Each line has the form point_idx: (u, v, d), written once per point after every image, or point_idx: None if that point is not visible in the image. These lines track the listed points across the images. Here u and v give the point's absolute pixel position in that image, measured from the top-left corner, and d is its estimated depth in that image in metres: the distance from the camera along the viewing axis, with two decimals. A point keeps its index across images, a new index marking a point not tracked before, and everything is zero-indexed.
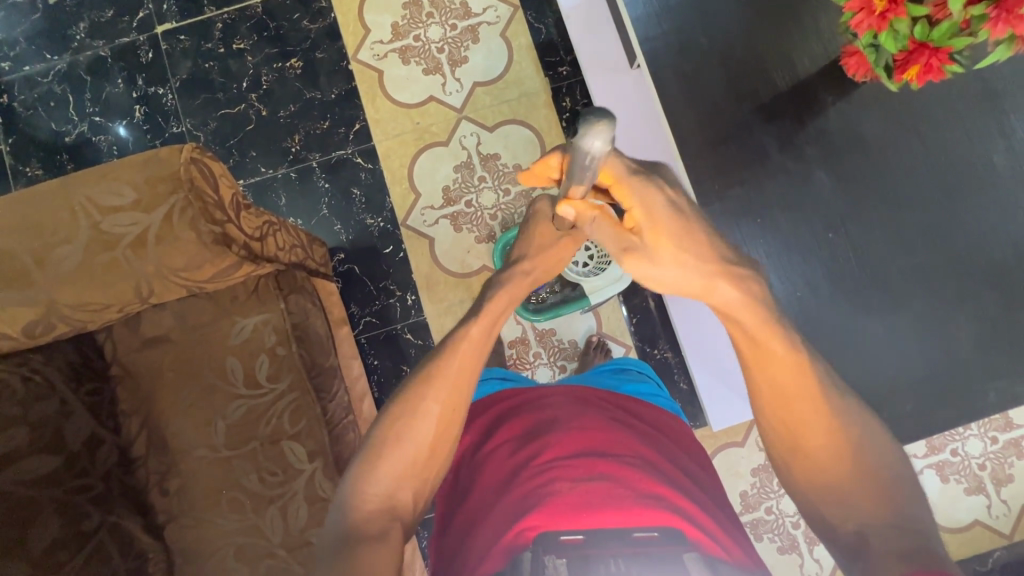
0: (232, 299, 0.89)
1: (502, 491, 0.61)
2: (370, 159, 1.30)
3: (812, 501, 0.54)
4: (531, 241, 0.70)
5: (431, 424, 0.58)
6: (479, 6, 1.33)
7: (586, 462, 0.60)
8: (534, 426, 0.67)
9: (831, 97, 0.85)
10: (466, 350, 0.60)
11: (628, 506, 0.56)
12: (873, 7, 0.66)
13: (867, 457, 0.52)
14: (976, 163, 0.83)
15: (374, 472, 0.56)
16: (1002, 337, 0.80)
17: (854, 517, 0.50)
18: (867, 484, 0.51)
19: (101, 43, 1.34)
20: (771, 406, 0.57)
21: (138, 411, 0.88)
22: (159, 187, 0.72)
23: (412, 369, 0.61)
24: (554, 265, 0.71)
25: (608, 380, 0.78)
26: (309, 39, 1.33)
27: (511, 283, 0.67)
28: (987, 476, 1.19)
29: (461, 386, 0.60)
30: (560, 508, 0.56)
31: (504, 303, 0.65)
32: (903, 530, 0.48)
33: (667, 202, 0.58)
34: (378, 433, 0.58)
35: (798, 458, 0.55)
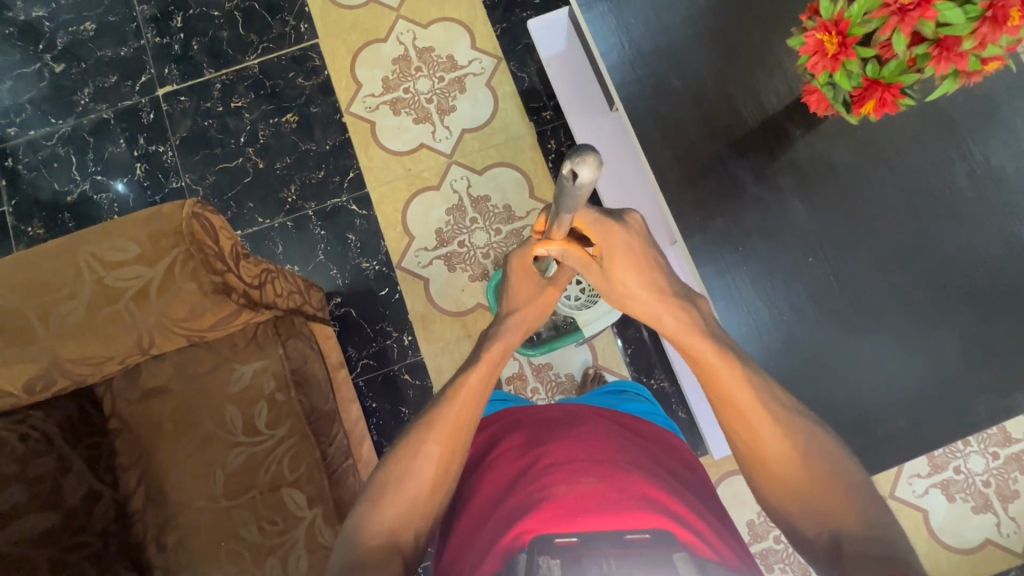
0: (231, 346, 0.91)
1: (501, 500, 0.61)
2: (365, 206, 1.34)
3: (783, 512, 0.57)
4: (515, 294, 0.73)
5: (432, 464, 0.60)
6: (464, 59, 1.41)
7: (581, 465, 0.60)
8: (534, 437, 0.66)
9: (799, 131, 0.90)
10: (466, 395, 0.64)
11: (625, 508, 0.55)
12: (825, 50, 0.71)
13: (818, 459, 0.56)
14: (941, 186, 0.88)
15: (379, 509, 0.57)
16: (986, 352, 0.83)
17: (827, 527, 0.52)
18: (825, 484, 0.54)
19: (104, 107, 1.40)
20: (728, 421, 0.61)
21: (136, 464, 0.88)
22: (161, 241, 0.74)
23: (415, 416, 0.64)
24: (541, 317, 0.75)
25: (606, 401, 0.80)
26: (304, 95, 1.40)
27: (505, 335, 0.70)
28: (993, 492, 1.18)
29: (461, 428, 0.62)
30: (555, 510, 0.56)
31: (500, 353, 0.69)
32: (867, 533, 0.50)
33: (625, 237, 0.66)
34: (383, 475, 0.60)
35: (764, 470, 0.58)
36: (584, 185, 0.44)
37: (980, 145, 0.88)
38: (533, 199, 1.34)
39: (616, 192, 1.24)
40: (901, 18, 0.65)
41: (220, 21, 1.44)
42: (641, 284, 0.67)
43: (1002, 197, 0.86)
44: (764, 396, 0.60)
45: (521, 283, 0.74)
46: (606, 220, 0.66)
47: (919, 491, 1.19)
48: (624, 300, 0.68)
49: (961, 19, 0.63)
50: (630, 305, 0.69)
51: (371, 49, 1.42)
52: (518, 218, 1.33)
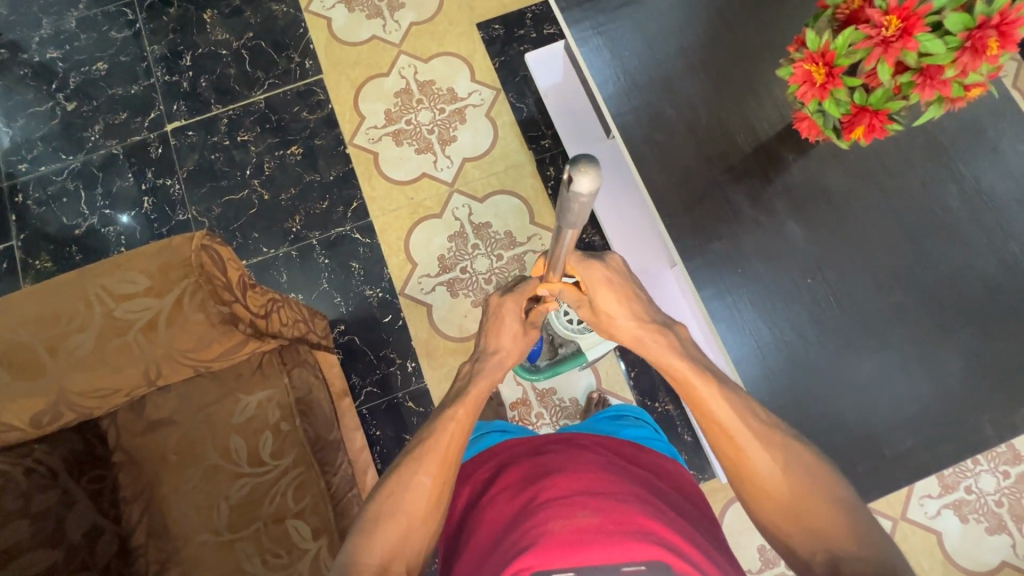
0: (237, 376, 0.91)
1: (500, 539, 0.60)
2: (369, 234, 1.36)
3: (782, 537, 0.58)
4: (496, 334, 0.76)
5: (422, 497, 0.61)
6: (464, 91, 1.45)
7: (579, 499, 0.59)
8: (534, 472, 0.66)
9: (792, 155, 0.93)
10: (454, 428, 0.66)
11: (620, 540, 0.54)
12: (813, 80, 0.73)
13: (808, 475, 0.58)
14: (933, 206, 0.90)
15: (369, 541, 0.59)
16: (989, 368, 0.83)
17: (823, 547, 0.54)
18: (818, 506, 0.56)
19: (114, 142, 1.43)
20: (717, 444, 0.63)
21: (139, 497, 0.87)
22: (171, 273, 0.76)
23: (405, 448, 0.66)
24: (519, 353, 0.78)
25: (605, 427, 0.80)
26: (308, 128, 1.44)
27: (485, 371, 0.73)
28: (1006, 512, 1.16)
29: (449, 463, 0.64)
30: (553, 543, 0.54)
31: (485, 384, 0.72)
32: (865, 553, 0.52)
33: (604, 274, 0.71)
34: (375, 504, 0.62)
35: (758, 494, 0.59)
36: (585, 206, 0.48)
37: (969, 166, 0.90)
38: (533, 225, 1.36)
39: (614, 219, 1.27)
40: (885, 49, 0.67)
41: (227, 59, 1.49)
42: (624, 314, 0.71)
43: (995, 215, 0.88)
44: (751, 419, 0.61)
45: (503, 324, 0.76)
46: (589, 260, 0.71)
47: (932, 513, 1.17)
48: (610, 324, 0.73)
49: (942, 49, 0.66)
50: (616, 332, 0.73)
51: (374, 83, 1.46)
52: (519, 243, 1.35)
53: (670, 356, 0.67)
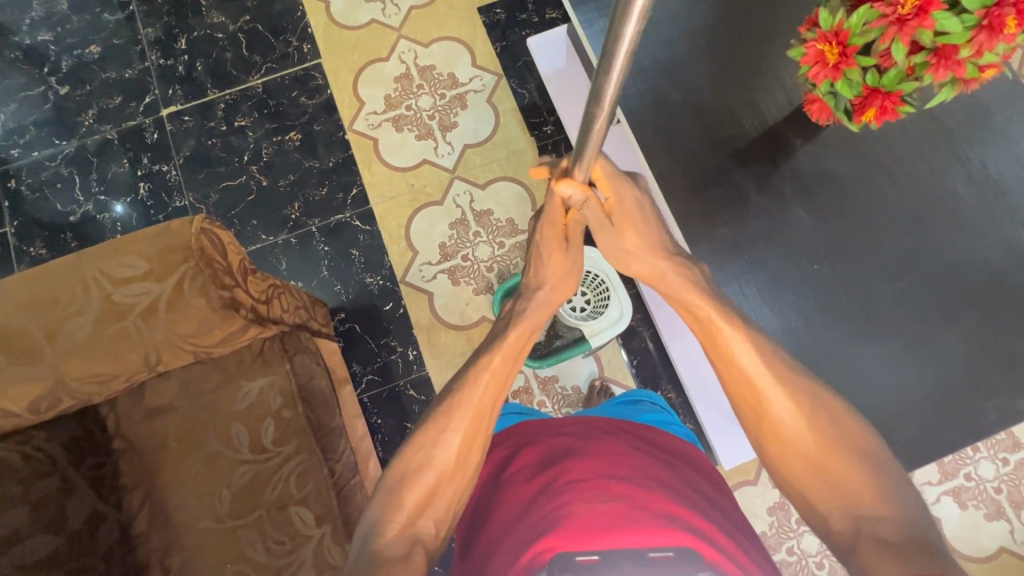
0: (238, 362, 0.90)
1: (519, 518, 0.60)
2: (368, 221, 1.35)
3: (802, 494, 0.56)
4: (546, 270, 0.76)
5: (451, 454, 0.60)
6: (465, 76, 1.43)
7: (603, 482, 0.59)
8: (554, 453, 0.66)
9: (800, 141, 0.92)
10: (487, 383, 0.64)
11: (646, 525, 0.54)
12: (825, 60, 0.72)
13: (836, 431, 0.55)
14: (940, 192, 0.89)
15: (397, 501, 0.58)
16: (993, 354, 0.83)
17: (845, 507, 0.52)
18: (844, 463, 0.54)
19: (108, 127, 1.41)
20: (737, 398, 0.61)
21: (140, 484, 0.86)
22: (170, 257, 0.74)
23: (433, 403, 0.64)
24: (569, 287, 0.77)
25: (623, 412, 0.81)
26: (307, 113, 1.42)
27: (529, 312, 0.73)
28: (1005, 499, 1.17)
29: (481, 418, 0.63)
30: (575, 528, 0.54)
31: (524, 334, 0.70)
32: (893, 517, 0.50)
33: (637, 196, 0.71)
34: (402, 462, 0.60)
35: (780, 447, 0.57)
36: None
37: (978, 152, 0.90)
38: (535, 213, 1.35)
39: None
40: (900, 27, 0.65)
41: (224, 43, 1.46)
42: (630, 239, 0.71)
43: (1002, 201, 0.88)
44: (776, 366, 0.59)
45: (549, 256, 0.75)
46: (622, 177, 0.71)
47: (932, 500, 1.18)
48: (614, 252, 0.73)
49: (958, 27, 0.63)
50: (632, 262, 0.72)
51: (373, 68, 1.44)
52: (520, 231, 1.34)
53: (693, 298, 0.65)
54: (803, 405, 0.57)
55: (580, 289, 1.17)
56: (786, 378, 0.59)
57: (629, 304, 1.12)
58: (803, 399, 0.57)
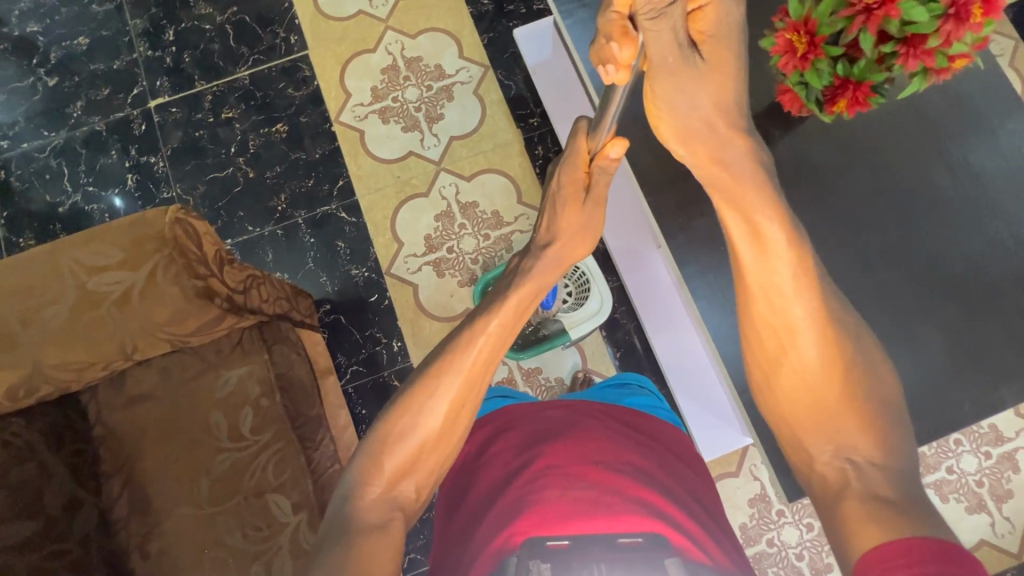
0: (217, 352, 0.91)
1: (497, 497, 0.64)
2: (354, 213, 1.35)
3: (796, 432, 0.57)
4: (559, 222, 0.77)
5: (438, 418, 0.62)
6: (452, 68, 1.43)
7: (578, 469, 0.62)
8: (534, 435, 0.69)
9: (779, 132, 0.91)
10: (481, 349, 0.65)
11: (617, 512, 0.58)
12: (794, 50, 0.71)
13: (855, 373, 0.55)
14: (919, 183, 0.89)
15: (379, 463, 0.60)
16: (967, 346, 0.84)
17: (840, 450, 0.53)
18: (851, 409, 0.54)
19: (97, 119, 1.41)
20: (759, 330, 0.60)
21: (120, 471, 0.87)
22: (144, 246, 0.75)
23: (424, 364, 0.65)
24: (581, 245, 0.79)
25: (608, 395, 0.79)
26: (294, 105, 1.42)
27: (536, 273, 0.74)
28: (986, 492, 1.17)
29: (474, 382, 0.64)
30: (549, 515, 0.59)
31: (529, 296, 0.72)
32: (885, 468, 0.51)
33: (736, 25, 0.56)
34: (388, 424, 0.62)
35: (796, 382, 0.57)
36: None
37: (958, 144, 0.89)
38: (521, 205, 1.35)
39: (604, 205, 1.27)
40: (867, 16, 0.65)
41: (211, 34, 1.46)
42: (707, 93, 0.58)
43: (980, 193, 0.88)
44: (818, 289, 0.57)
45: (565, 206, 0.76)
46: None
47: None
48: (682, 115, 0.60)
49: (926, 17, 0.63)
50: (693, 126, 0.61)
51: (360, 59, 1.44)
52: (506, 223, 1.34)
53: (750, 197, 0.59)
54: (832, 343, 0.56)
55: (562, 281, 1.17)
56: (824, 301, 0.57)
57: (609, 295, 1.13)
58: (833, 337, 0.56)
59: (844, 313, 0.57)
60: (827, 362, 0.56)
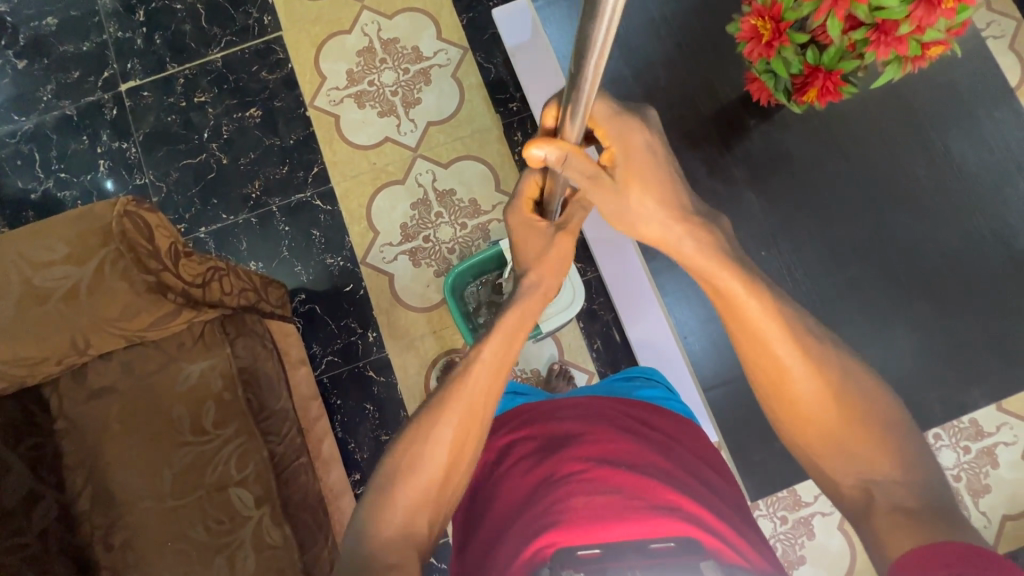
0: (179, 345, 0.90)
1: (519, 510, 0.60)
2: (329, 201, 1.33)
3: (815, 460, 0.52)
4: (525, 252, 0.69)
5: (445, 452, 0.58)
6: (429, 50, 1.38)
7: (601, 472, 0.59)
8: (552, 442, 0.66)
9: (754, 120, 0.88)
10: (481, 375, 0.60)
11: (645, 516, 0.54)
12: (759, 36, 0.70)
13: (857, 402, 0.50)
14: (899, 175, 0.85)
15: (391, 501, 0.56)
16: (940, 344, 0.82)
17: (858, 474, 0.49)
18: (861, 432, 0.50)
19: (67, 103, 1.38)
20: (755, 376, 0.54)
21: (82, 464, 0.87)
22: (90, 240, 0.73)
23: (428, 395, 0.61)
24: (559, 270, 0.69)
25: (620, 388, 0.79)
26: (267, 89, 1.38)
27: (525, 298, 0.65)
28: (963, 487, 1.16)
29: (478, 414, 0.60)
30: (577, 522, 0.55)
31: (518, 321, 0.64)
32: (915, 488, 0.47)
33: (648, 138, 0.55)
34: (395, 459, 0.58)
35: (795, 426, 0.52)
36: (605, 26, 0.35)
37: (940, 132, 0.86)
38: (498, 193, 1.32)
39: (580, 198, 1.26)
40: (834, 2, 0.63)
41: (183, 14, 1.42)
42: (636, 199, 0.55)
43: (961, 186, 0.84)
44: (801, 338, 0.52)
45: (527, 241, 0.69)
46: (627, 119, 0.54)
47: None
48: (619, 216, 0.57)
49: (895, 2, 0.61)
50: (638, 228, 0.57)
51: (336, 41, 1.40)
52: (483, 211, 1.31)
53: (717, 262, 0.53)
54: (829, 383, 0.51)
55: None
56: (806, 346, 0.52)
57: (582, 287, 1.11)
58: (830, 374, 0.51)
59: (831, 354, 0.52)
60: (821, 395, 0.51)
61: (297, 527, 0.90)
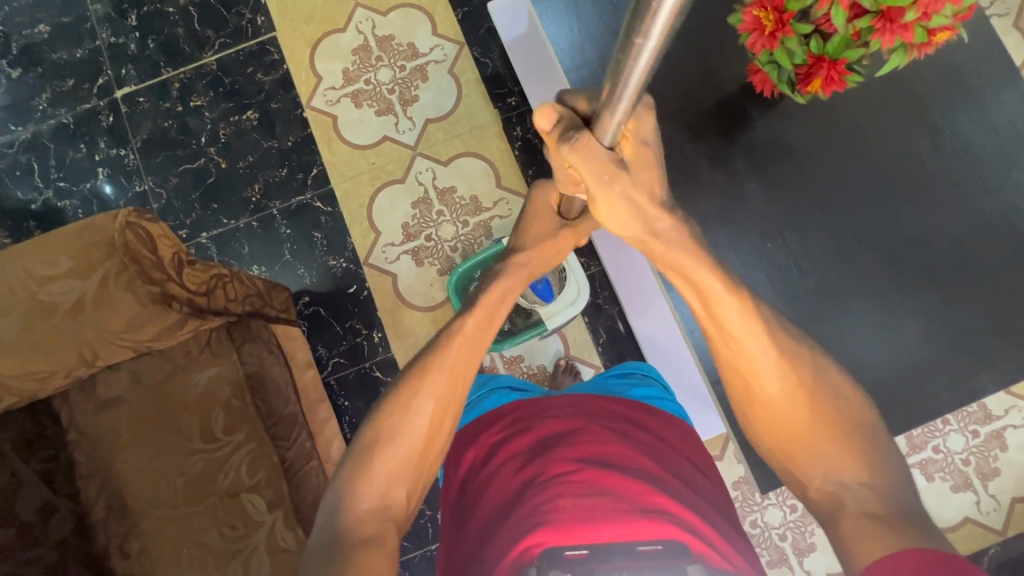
0: (185, 353, 0.90)
1: (507, 509, 0.60)
2: (330, 202, 1.32)
3: (787, 460, 0.57)
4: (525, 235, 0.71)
5: (423, 420, 0.60)
6: (425, 46, 1.37)
7: (591, 474, 0.59)
8: (543, 441, 0.66)
9: (757, 111, 0.87)
10: (460, 344, 0.63)
11: (634, 519, 0.55)
12: (763, 28, 0.69)
13: (828, 407, 0.56)
14: (905, 162, 0.84)
15: (368, 470, 0.58)
16: (949, 332, 0.81)
17: (830, 477, 0.54)
18: (831, 433, 0.55)
19: (63, 111, 1.38)
20: (728, 377, 0.60)
21: (95, 474, 0.88)
22: (94, 253, 0.73)
23: (409, 362, 0.64)
24: (553, 254, 0.72)
25: (613, 387, 0.78)
26: (263, 91, 1.37)
27: (506, 275, 0.69)
28: (972, 471, 1.17)
29: (455, 383, 0.63)
30: (565, 523, 0.55)
31: (501, 295, 0.67)
32: (880, 492, 0.52)
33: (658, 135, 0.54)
34: (372, 428, 0.60)
35: (772, 427, 0.58)
36: None
37: (945, 117, 0.84)
38: (499, 189, 1.31)
39: None
40: None
41: (175, 17, 1.40)
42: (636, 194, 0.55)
43: (968, 171, 0.83)
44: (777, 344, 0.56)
45: (530, 225, 0.72)
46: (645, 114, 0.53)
47: None
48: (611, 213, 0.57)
49: None
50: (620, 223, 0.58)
51: (330, 40, 1.38)
52: (484, 208, 1.31)
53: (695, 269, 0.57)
54: (801, 386, 0.56)
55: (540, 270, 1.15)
56: (782, 352, 0.57)
57: (586, 284, 1.11)
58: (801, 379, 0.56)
59: (805, 358, 0.57)
60: (793, 395, 0.56)
61: (309, 530, 0.91)
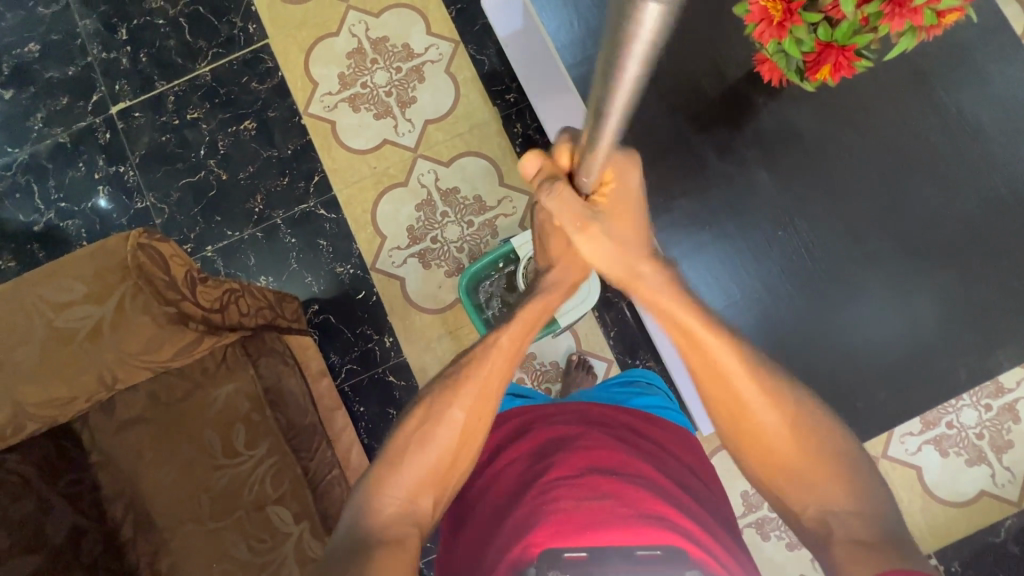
0: (203, 370, 0.90)
1: (507, 511, 0.61)
2: (333, 209, 1.32)
3: (777, 488, 0.56)
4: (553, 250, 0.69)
5: (453, 431, 0.60)
6: (420, 46, 1.35)
7: (592, 479, 0.59)
8: (545, 446, 0.66)
9: (762, 99, 0.86)
10: (496, 355, 0.63)
11: (634, 525, 0.55)
12: (770, 17, 0.68)
13: (818, 439, 0.55)
14: (913, 143, 0.84)
15: (393, 476, 0.58)
16: (963, 311, 0.81)
17: (818, 504, 0.53)
18: (821, 465, 0.54)
19: (59, 130, 1.36)
20: (717, 409, 0.59)
21: (121, 494, 0.88)
22: (108, 277, 0.73)
23: (441, 373, 0.64)
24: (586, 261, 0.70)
25: (617, 394, 0.79)
26: (260, 100, 1.36)
27: (547, 291, 0.68)
28: (987, 444, 1.17)
29: (487, 398, 0.62)
30: (563, 525, 0.55)
31: (540, 306, 0.67)
32: (865, 515, 0.51)
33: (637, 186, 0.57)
34: (402, 437, 0.60)
35: (765, 457, 0.57)
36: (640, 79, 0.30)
37: (951, 94, 0.84)
38: (502, 187, 1.31)
39: None
40: None
41: (166, 29, 1.39)
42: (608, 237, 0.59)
43: (976, 149, 0.83)
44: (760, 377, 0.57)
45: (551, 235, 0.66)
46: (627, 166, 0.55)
47: (913, 449, 1.18)
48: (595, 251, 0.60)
49: None
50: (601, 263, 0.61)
51: (324, 45, 1.37)
52: (489, 207, 1.30)
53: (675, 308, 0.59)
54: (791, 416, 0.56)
55: None
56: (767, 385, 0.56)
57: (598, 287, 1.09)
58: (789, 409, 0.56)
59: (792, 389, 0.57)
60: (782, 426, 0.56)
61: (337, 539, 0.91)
